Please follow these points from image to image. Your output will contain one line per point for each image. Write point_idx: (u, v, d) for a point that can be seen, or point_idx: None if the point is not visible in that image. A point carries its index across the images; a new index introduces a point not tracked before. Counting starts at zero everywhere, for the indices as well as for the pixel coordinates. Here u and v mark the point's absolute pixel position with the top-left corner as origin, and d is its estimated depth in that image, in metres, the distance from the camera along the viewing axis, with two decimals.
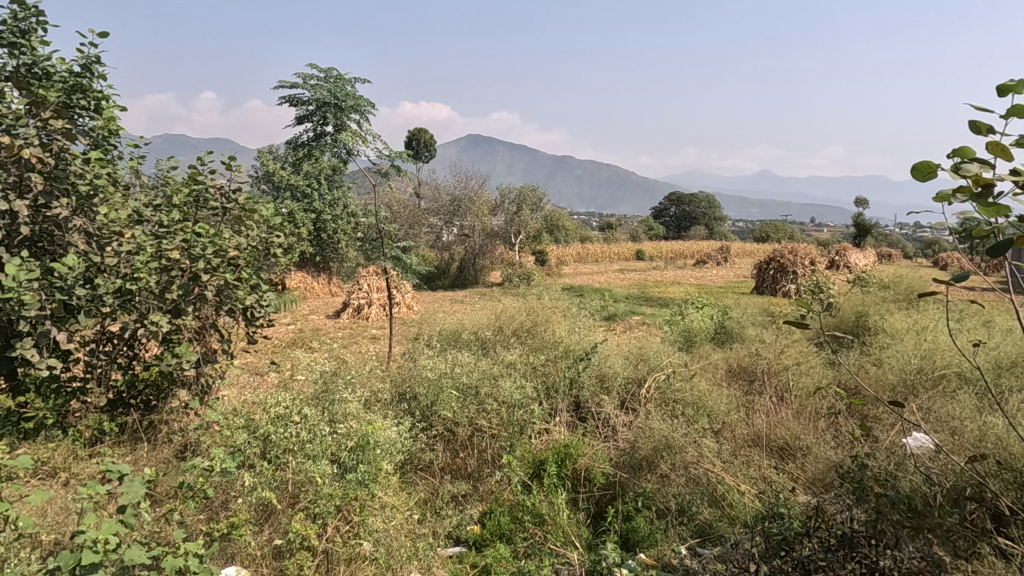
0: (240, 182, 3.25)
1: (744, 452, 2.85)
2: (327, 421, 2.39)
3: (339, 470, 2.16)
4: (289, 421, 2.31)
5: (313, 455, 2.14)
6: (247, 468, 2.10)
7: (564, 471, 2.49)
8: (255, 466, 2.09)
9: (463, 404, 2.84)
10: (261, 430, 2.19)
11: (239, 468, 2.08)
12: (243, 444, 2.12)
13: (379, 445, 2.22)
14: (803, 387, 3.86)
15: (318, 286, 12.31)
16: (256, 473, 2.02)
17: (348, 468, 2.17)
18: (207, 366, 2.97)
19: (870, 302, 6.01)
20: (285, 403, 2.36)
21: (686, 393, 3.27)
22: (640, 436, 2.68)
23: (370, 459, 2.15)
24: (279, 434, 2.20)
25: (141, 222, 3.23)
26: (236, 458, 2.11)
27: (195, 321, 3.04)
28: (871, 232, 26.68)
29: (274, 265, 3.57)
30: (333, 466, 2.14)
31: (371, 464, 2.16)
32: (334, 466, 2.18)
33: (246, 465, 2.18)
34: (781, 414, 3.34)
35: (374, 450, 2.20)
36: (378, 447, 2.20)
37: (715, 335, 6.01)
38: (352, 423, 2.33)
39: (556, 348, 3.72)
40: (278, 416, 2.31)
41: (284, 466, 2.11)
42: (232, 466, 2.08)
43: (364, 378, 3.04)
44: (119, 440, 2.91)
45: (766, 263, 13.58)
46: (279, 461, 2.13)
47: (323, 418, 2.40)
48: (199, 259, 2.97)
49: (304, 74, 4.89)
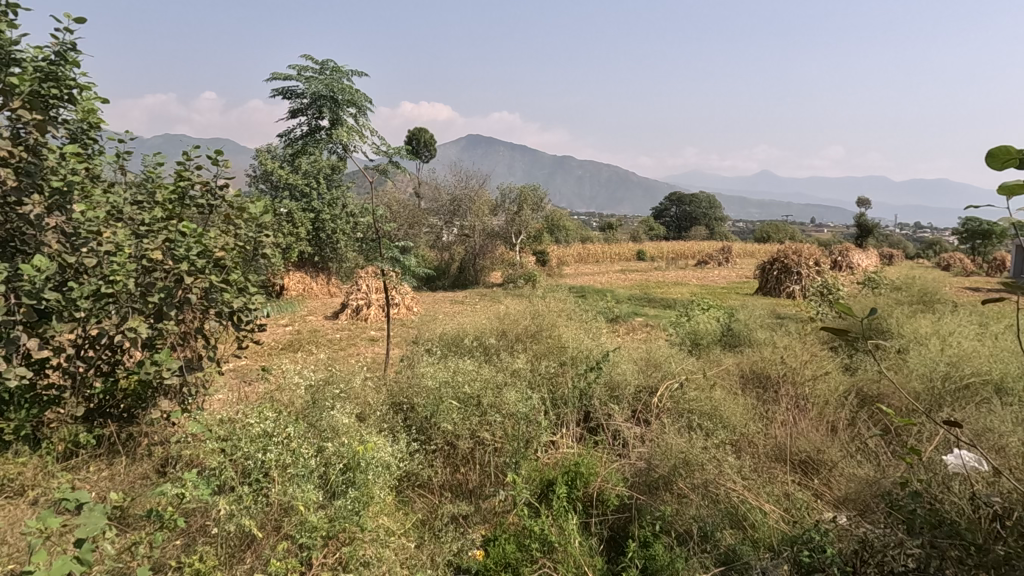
0: (229, 178, 3.04)
1: (766, 468, 2.67)
2: (315, 438, 2.21)
3: (327, 496, 1.97)
4: (275, 440, 2.11)
5: (298, 478, 1.94)
6: (225, 494, 1.91)
7: (574, 492, 2.29)
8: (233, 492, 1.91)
9: (466, 415, 2.64)
10: (242, 451, 2.00)
11: (216, 494, 1.90)
12: (220, 468, 1.94)
13: (373, 466, 2.02)
14: (823, 395, 3.67)
15: (317, 286, 12.14)
16: (233, 499, 1.84)
17: (337, 493, 1.98)
18: (192, 375, 2.78)
19: (885, 305, 5.81)
20: (268, 419, 2.17)
21: (702, 403, 3.08)
22: (656, 450, 2.49)
23: (363, 481, 1.96)
24: (260, 455, 2.01)
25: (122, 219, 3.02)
26: (212, 482, 1.93)
27: (178, 326, 2.84)
28: (874, 233, 26.53)
29: (264, 266, 3.37)
30: (321, 491, 1.94)
31: (362, 489, 1.96)
32: (322, 491, 1.99)
33: (223, 488, 2.00)
34: (801, 425, 3.16)
35: (366, 472, 2.01)
36: (371, 468, 2.01)
37: (724, 337, 5.84)
38: (342, 442, 2.14)
39: (563, 354, 3.53)
40: (261, 434, 2.13)
41: (265, 491, 1.91)
42: (208, 491, 1.90)
43: (359, 388, 2.85)
44: (95, 454, 2.72)
45: (770, 264, 13.39)
46: (262, 484, 1.94)
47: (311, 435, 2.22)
48: (181, 260, 2.78)
49: (299, 66, 4.70)
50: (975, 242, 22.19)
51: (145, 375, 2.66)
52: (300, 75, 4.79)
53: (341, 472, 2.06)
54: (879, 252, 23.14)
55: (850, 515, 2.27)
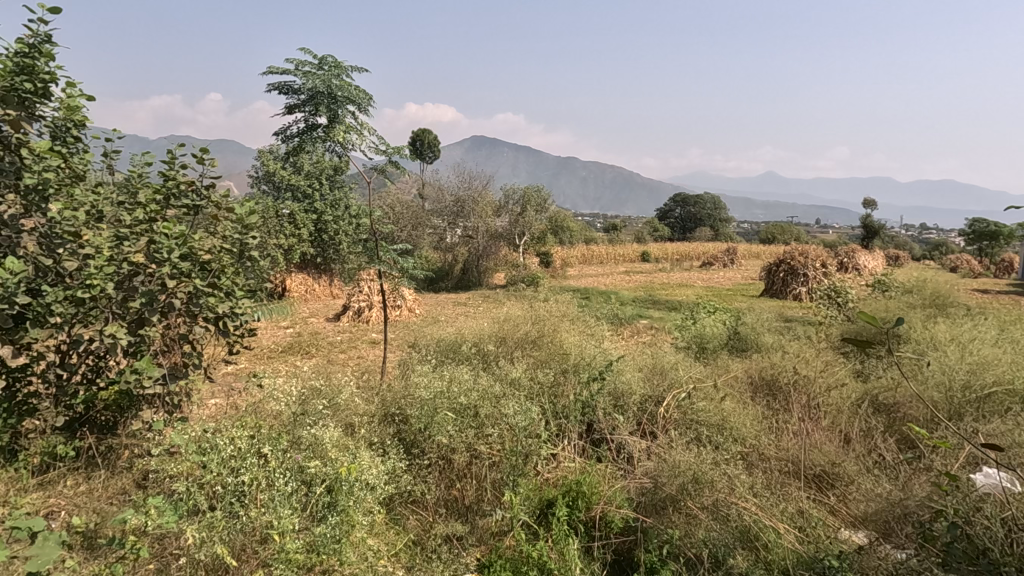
0: (217, 178, 2.92)
1: (780, 484, 2.53)
2: (295, 457, 2.08)
3: (307, 522, 1.84)
4: (252, 459, 1.99)
5: (275, 503, 1.82)
6: (194, 519, 1.78)
7: (575, 513, 2.16)
8: (203, 518, 1.78)
9: (461, 428, 2.51)
10: (215, 472, 1.88)
11: (184, 520, 1.77)
12: (186, 493, 1.82)
13: (357, 490, 1.89)
14: (837, 405, 3.53)
15: (319, 287, 12.01)
16: (201, 527, 1.71)
17: (317, 520, 1.85)
18: (175, 383, 2.65)
19: (897, 308, 5.66)
20: (240, 438, 2.04)
21: (711, 413, 2.94)
22: (661, 467, 2.36)
23: (345, 506, 1.83)
24: (231, 479, 1.88)
25: (103, 221, 2.90)
26: (180, 506, 1.80)
27: (160, 332, 2.71)
28: (881, 234, 26.30)
29: (253, 270, 3.24)
30: (301, 518, 1.83)
31: (344, 515, 1.83)
32: (300, 517, 1.87)
33: (194, 513, 1.87)
34: (815, 436, 3.02)
35: (348, 496, 1.88)
36: (354, 492, 1.88)
37: (730, 341, 5.68)
38: (323, 463, 2.01)
39: (565, 360, 3.39)
40: (231, 455, 2.00)
41: (238, 517, 1.78)
42: (175, 517, 1.77)
43: (349, 398, 2.72)
44: (74, 467, 2.58)
45: (776, 265, 13.24)
46: (236, 508, 1.81)
47: (290, 453, 2.09)
48: (164, 263, 2.65)
49: (296, 61, 4.57)
50: (983, 244, 21.94)
51: (125, 384, 2.53)
52: (298, 70, 4.66)
53: (323, 495, 1.94)
54: (886, 254, 22.91)
55: (870, 537, 2.12)
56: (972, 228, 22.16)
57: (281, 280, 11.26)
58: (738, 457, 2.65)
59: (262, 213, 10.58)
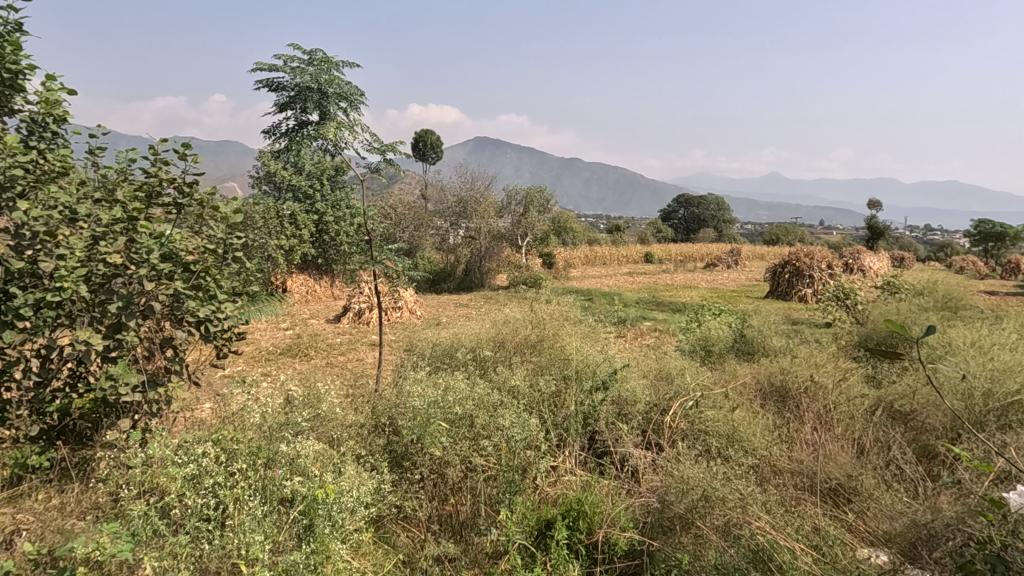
0: (198, 174, 2.78)
1: (796, 500, 2.38)
2: (267, 478, 1.96)
3: (280, 550, 1.73)
4: (221, 483, 1.87)
5: (243, 530, 1.69)
6: (148, 551, 1.67)
7: (577, 534, 2.02)
8: (162, 549, 1.66)
9: (455, 439, 2.37)
10: (179, 498, 1.76)
11: (141, 550, 1.65)
12: (142, 520, 1.70)
13: (335, 514, 1.77)
14: (851, 413, 3.38)
15: (320, 288, 11.88)
16: (159, 558, 1.60)
17: (291, 548, 1.74)
18: (154, 391, 2.50)
19: (908, 312, 5.50)
20: (202, 459, 1.92)
21: (719, 423, 2.81)
22: (669, 484, 2.22)
23: (319, 533, 1.71)
24: (193, 504, 1.76)
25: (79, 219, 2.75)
26: (137, 533, 1.69)
27: (138, 338, 2.56)
28: (886, 235, 26.10)
29: (241, 272, 3.10)
30: (272, 547, 1.71)
31: (319, 543, 1.71)
32: (273, 545, 1.74)
33: (156, 540, 1.75)
34: (829, 447, 2.88)
35: (323, 521, 1.76)
36: (331, 515, 1.76)
37: (737, 344, 5.52)
38: (299, 486, 1.89)
39: (566, 367, 3.24)
40: (193, 477, 1.88)
41: (198, 548, 1.66)
42: (131, 546, 1.66)
43: (337, 409, 2.58)
44: (47, 480, 2.44)
45: (782, 266, 13.08)
46: (200, 535, 1.69)
47: (263, 475, 1.96)
48: (142, 264, 2.51)
49: (285, 56, 4.44)
50: (988, 244, 21.73)
51: (99, 392, 2.38)
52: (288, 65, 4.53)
53: (300, 523, 1.82)
54: (890, 256, 22.64)
55: (892, 560, 1.97)
56: (977, 228, 21.96)
57: (282, 281, 11.13)
58: (749, 471, 2.51)
59: (263, 214, 10.48)
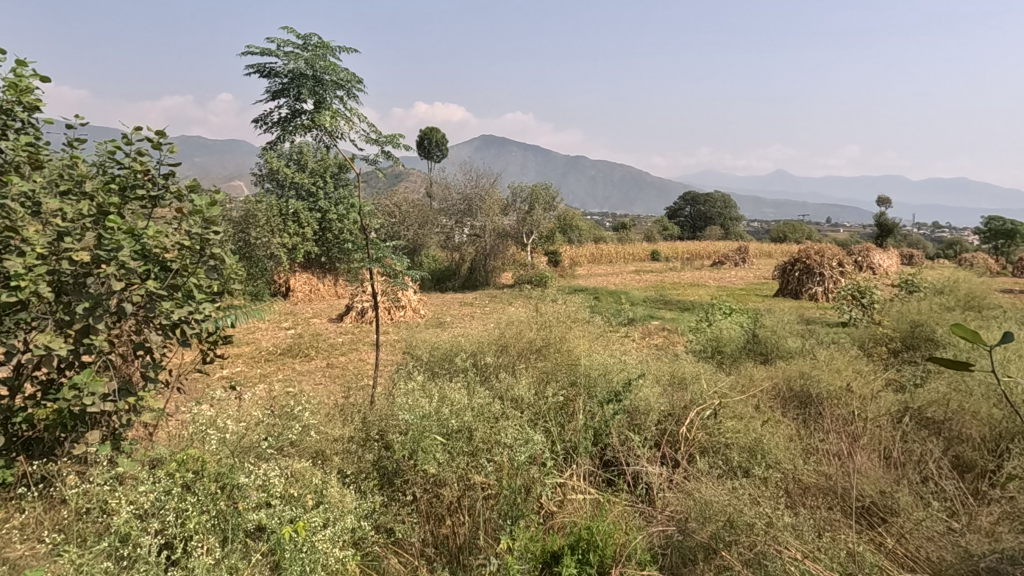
0: (175, 165, 2.61)
1: (827, 517, 2.16)
2: (231, 511, 1.76)
3: None
4: (177, 518, 1.67)
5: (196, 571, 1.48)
6: None
7: (587, 567, 1.78)
8: None
9: (452, 455, 2.17)
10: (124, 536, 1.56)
11: None
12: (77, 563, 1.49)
13: (304, 553, 1.57)
14: (878, 419, 3.17)
15: (324, 287, 11.67)
16: None
17: None
18: (125, 400, 2.29)
19: (929, 311, 5.26)
20: (160, 488, 1.72)
21: (741, 435, 2.60)
22: (689, 509, 2.01)
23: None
24: (141, 547, 1.57)
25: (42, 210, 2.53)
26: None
27: (107, 342, 2.35)
28: (894, 232, 25.76)
29: (224, 272, 2.90)
30: None
31: None
32: None
33: None
34: (858, 459, 2.66)
35: (291, 561, 1.55)
36: (301, 555, 1.55)
37: (749, 345, 5.30)
38: (265, 520, 1.69)
39: (574, 373, 3.02)
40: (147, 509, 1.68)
41: None
42: None
43: (325, 423, 2.38)
44: (5, 499, 2.20)
45: (791, 264, 12.81)
46: (148, 574, 1.49)
47: (227, 508, 1.77)
48: (111, 263, 2.30)
49: (277, 41, 4.03)
50: (998, 241, 21.39)
51: (62, 403, 2.16)
52: (277, 50, 4.05)
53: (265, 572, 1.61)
54: (899, 253, 22.26)
55: None
56: (988, 225, 21.66)
57: (284, 280, 11.10)
58: (774, 489, 2.31)
59: (264, 212, 10.35)
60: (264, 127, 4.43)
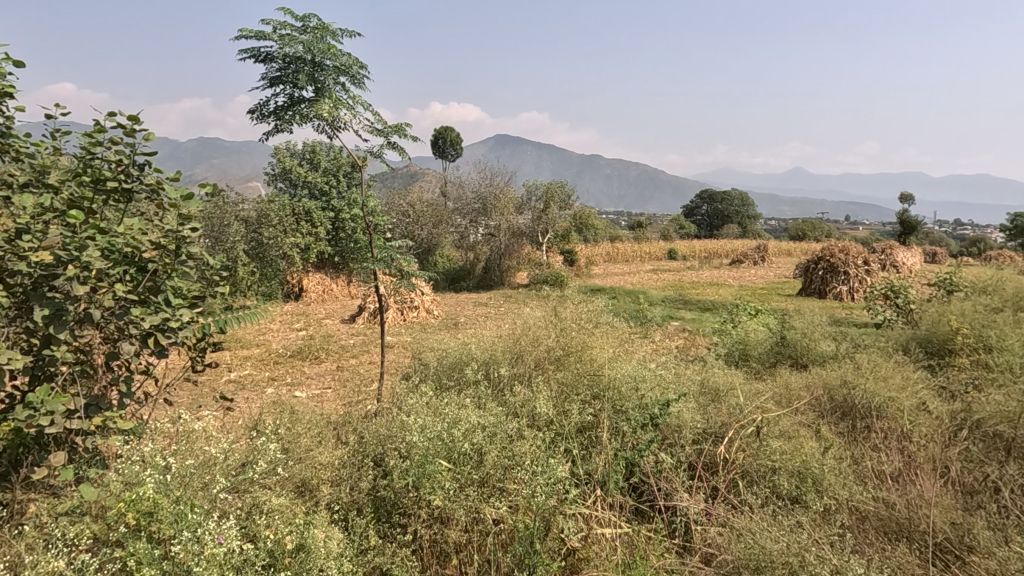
0: (150, 154, 2.36)
1: (902, 557, 1.83)
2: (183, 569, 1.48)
3: None
4: None
5: None
6: None
7: None
8: None
9: (461, 485, 1.90)
10: None
11: None
12: None
13: None
14: (934, 434, 2.85)
15: (338, 287, 11.22)
16: None
17: None
18: (93, 417, 2.03)
19: (973, 310, 4.90)
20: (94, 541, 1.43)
21: (790, 457, 2.30)
22: (739, 556, 1.70)
23: None
24: None
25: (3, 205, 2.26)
26: None
27: (72, 352, 2.08)
28: (918, 229, 25.09)
29: (209, 275, 2.64)
30: None
31: None
32: None
33: None
34: (920, 483, 2.34)
35: None
36: None
37: (778, 348, 4.98)
38: None
39: (598, 385, 2.73)
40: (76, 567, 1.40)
41: None
42: None
43: (314, 449, 2.12)
44: None
45: (814, 263, 12.38)
46: None
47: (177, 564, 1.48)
48: (75, 264, 2.02)
49: (272, 24, 3.74)
50: None
51: (17, 422, 1.89)
52: (273, 32, 3.77)
53: None
54: (923, 251, 21.62)
55: None
56: (1015, 223, 21.00)
57: (297, 280, 10.78)
58: (832, 526, 1.99)
59: (277, 211, 10.18)
60: (261, 117, 4.15)
